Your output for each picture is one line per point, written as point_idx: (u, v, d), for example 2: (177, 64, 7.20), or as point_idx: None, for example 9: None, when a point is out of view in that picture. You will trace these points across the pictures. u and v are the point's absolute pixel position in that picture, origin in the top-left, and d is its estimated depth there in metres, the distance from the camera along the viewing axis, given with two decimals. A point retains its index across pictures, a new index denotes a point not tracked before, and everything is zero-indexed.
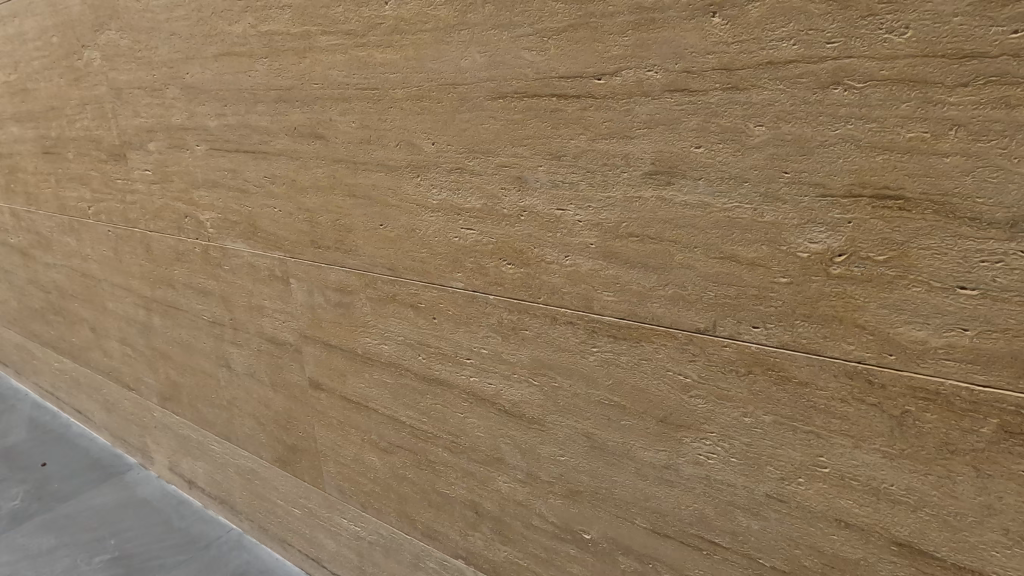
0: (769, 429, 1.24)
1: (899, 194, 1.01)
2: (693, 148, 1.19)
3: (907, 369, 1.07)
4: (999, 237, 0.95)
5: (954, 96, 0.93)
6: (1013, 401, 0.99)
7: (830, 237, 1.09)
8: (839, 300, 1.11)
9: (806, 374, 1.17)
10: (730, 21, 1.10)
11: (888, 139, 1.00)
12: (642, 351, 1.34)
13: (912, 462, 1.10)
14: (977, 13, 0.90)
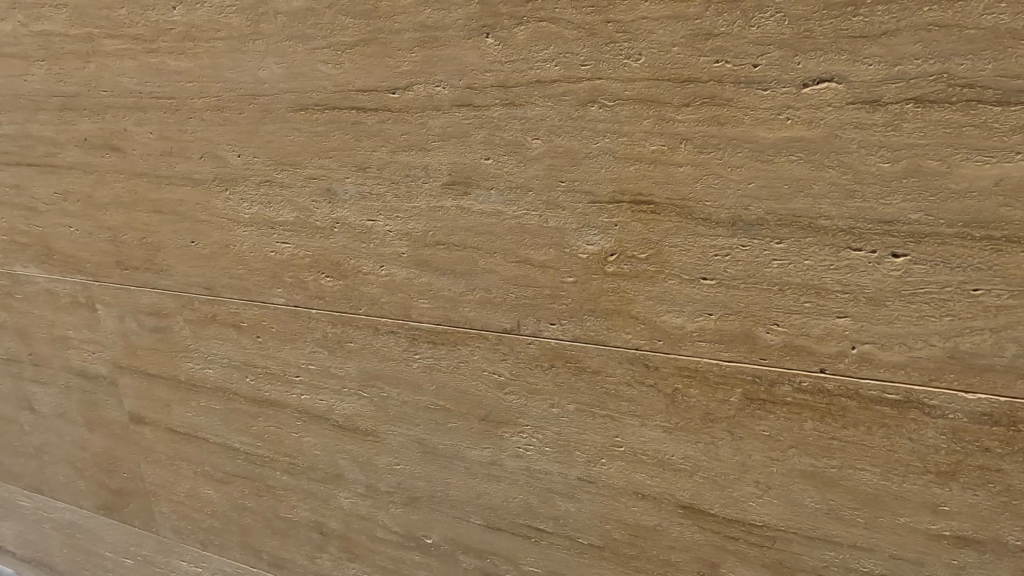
0: (573, 417, 1.35)
1: (650, 199, 1.13)
2: (483, 160, 1.23)
3: (673, 351, 1.21)
4: (726, 234, 1.10)
5: (681, 114, 1.06)
6: (750, 371, 1.16)
7: (602, 239, 1.19)
8: (615, 295, 1.22)
9: (597, 363, 1.29)
10: (501, 42, 1.14)
11: (637, 150, 1.11)
12: (460, 353, 1.42)
13: (684, 432, 1.26)
14: (690, 44, 1.02)
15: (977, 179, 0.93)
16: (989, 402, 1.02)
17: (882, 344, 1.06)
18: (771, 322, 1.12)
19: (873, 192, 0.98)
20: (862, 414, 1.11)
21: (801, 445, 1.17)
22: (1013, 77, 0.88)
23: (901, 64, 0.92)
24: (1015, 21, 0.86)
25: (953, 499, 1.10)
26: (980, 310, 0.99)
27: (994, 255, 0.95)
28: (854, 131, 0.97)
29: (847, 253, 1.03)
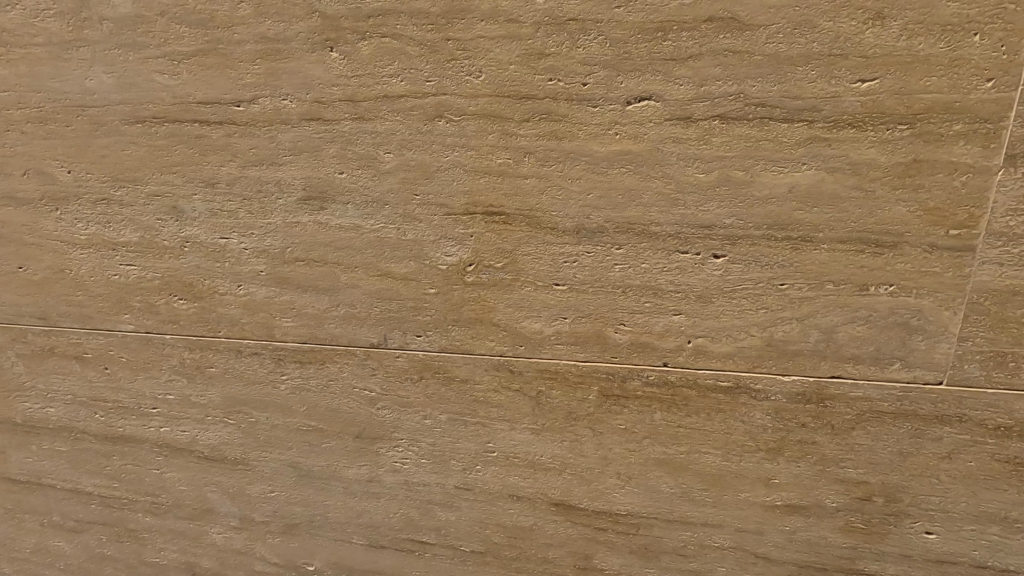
0: (446, 426, 1.36)
1: (501, 210, 1.17)
2: (337, 174, 1.22)
3: (534, 355, 1.26)
4: (572, 242, 1.16)
5: (522, 129, 1.11)
6: (604, 369, 1.24)
7: (459, 250, 1.22)
8: (477, 304, 1.25)
9: (464, 371, 1.31)
10: (346, 57, 1.14)
11: (486, 164, 1.15)
12: (328, 372, 1.38)
13: (550, 432, 1.31)
14: (524, 63, 1.07)
15: (774, 188, 1.05)
16: (801, 383, 1.16)
17: (712, 337, 1.17)
18: (618, 322, 1.20)
19: (693, 199, 1.09)
20: (701, 401, 1.22)
21: (654, 434, 1.26)
22: (794, 98, 1.00)
23: (705, 85, 1.02)
24: (791, 49, 0.98)
25: (781, 472, 1.22)
26: (787, 302, 1.11)
27: (793, 253, 1.08)
28: (673, 145, 1.07)
29: (676, 256, 1.13)
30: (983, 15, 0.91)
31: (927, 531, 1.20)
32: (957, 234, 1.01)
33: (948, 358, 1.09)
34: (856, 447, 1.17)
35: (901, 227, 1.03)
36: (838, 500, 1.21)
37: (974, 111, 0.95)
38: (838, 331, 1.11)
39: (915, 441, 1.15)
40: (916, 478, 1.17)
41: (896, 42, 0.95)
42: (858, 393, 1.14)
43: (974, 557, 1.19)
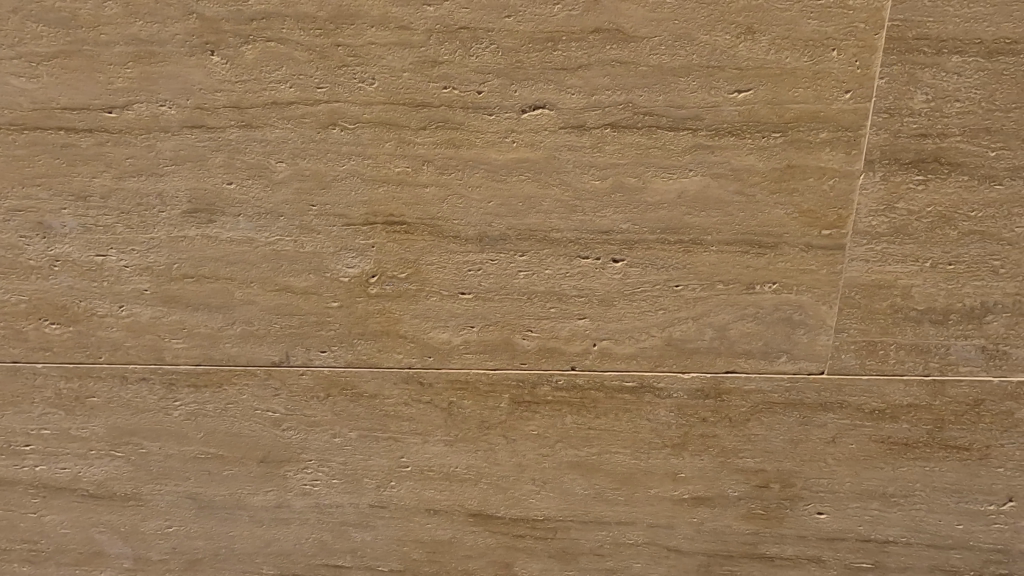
0: (357, 444, 1.31)
1: (402, 220, 1.15)
2: (225, 185, 1.15)
3: (444, 366, 1.24)
4: (475, 250, 1.16)
5: (419, 137, 1.10)
6: (515, 376, 1.24)
7: (361, 261, 1.18)
8: (382, 316, 1.22)
9: (373, 387, 1.27)
10: (229, 61, 1.08)
11: (384, 173, 1.12)
12: (227, 394, 1.30)
13: (464, 443, 1.30)
14: (418, 70, 1.06)
15: (665, 193, 1.09)
16: (700, 379, 1.21)
17: (616, 339, 1.20)
18: (525, 328, 1.20)
19: (591, 206, 1.11)
20: (609, 402, 1.24)
21: (566, 438, 1.27)
22: (679, 107, 1.04)
23: (596, 94, 1.05)
24: (673, 61, 1.02)
25: (687, 466, 1.27)
26: (683, 303, 1.16)
27: (685, 256, 1.13)
28: (568, 153, 1.09)
29: (578, 261, 1.15)
30: (840, 32, 0.99)
31: (819, 512, 1.28)
32: (828, 234, 1.09)
33: (828, 349, 1.16)
34: (752, 437, 1.24)
35: (780, 228, 1.09)
36: (739, 489, 1.28)
37: (837, 120, 1.03)
38: (730, 328, 1.17)
39: (804, 428, 1.22)
40: (806, 463, 1.24)
41: (766, 55, 1.01)
42: (751, 386, 1.20)
43: (861, 532, 1.28)
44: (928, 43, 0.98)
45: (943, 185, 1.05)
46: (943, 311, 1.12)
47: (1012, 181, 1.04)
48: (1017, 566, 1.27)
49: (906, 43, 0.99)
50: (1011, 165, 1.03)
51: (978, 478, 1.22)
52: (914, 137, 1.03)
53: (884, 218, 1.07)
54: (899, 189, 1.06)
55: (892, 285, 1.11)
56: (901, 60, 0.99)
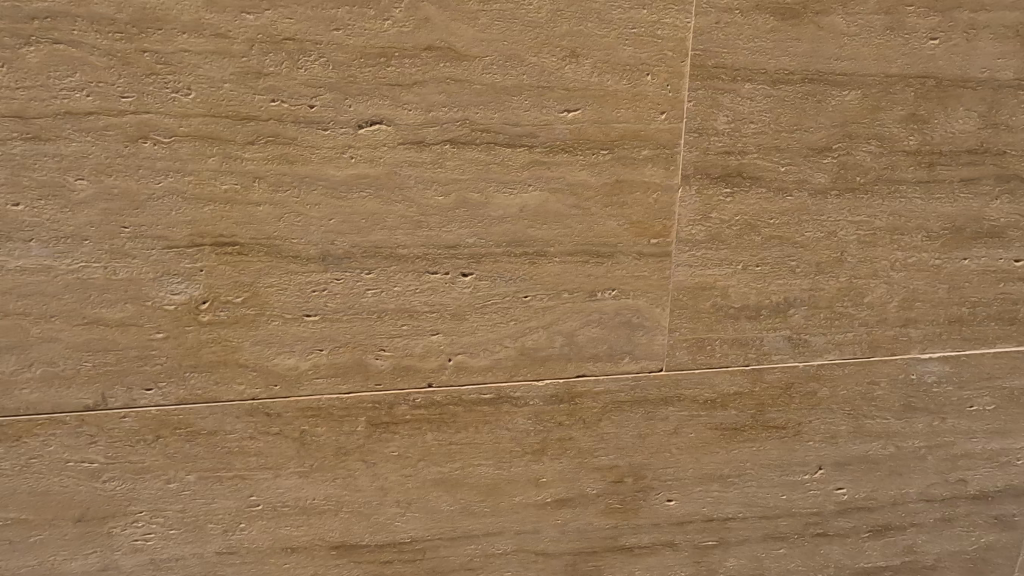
0: (196, 487, 1.19)
1: (234, 240, 1.07)
2: (10, 206, 0.99)
3: (292, 394, 1.17)
4: (319, 270, 1.10)
5: (247, 152, 1.03)
6: (370, 398, 1.20)
7: (188, 287, 1.08)
8: (217, 345, 1.12)
9: (211, 423, 1.16)
10: (6, 64, 0.95)
11: (208, 190, 1.04)
12: (28, 448, 1.12)
13: (320, 473, 1.23)
14: (241, 81, 1.00)
15: (508, 208, 1.13)
16: (553, 385, 1.25)
17: (471, 352, 1.21)
18: (378, 348, 1.17)
19: (436, 221, 1.11)
20: (469, 416, 1.24)
21: (428, 456, 1.26)
22: (514, 125, 1.08)
23: (433, 111, 1.06)
24: (505, 80, 1.06)
25: (547, 470, 1.31)
26: (532, 313, 1.20)
27: (531, 267, 1.17)
28: (409, 168, 1.08)
29: (426, 277, 1.14)
30: (652, 58, 1.08)
31: (668, 499, 1.38)
32: (657, 242, 1.19)
33: (664, 347, 1.26)
34: (604, 435, 1.31)
35: (614, 239, 1.17)
36: (597, 486, 1.34)
37: (656, 138, 1.12)
38: (577, 334, 1.23)
39: (649, 422, 1.31)
40: (654, 455, 1.34)
41: (590, 78, 1.08)
42: (600, 388, 1.27)
43: (705, 513, 1.40)
44: (724, 71, 1.11)
45: (746, 196, 1.18)
46: (756, 307, 1.26)
47: (800, 191, 1.19)
48: (830, 525, 1.46)
49: (707, 71, 1.10)
50: (798, 178, 1.19)
51: (795, 452, 1.39)
52: (720, 154, 1.15)
53: (702, 227, 1.19)
54: (712, 200, 1.18)
55: (713, 286, 1.24)
56: (704, 85, 1.11)
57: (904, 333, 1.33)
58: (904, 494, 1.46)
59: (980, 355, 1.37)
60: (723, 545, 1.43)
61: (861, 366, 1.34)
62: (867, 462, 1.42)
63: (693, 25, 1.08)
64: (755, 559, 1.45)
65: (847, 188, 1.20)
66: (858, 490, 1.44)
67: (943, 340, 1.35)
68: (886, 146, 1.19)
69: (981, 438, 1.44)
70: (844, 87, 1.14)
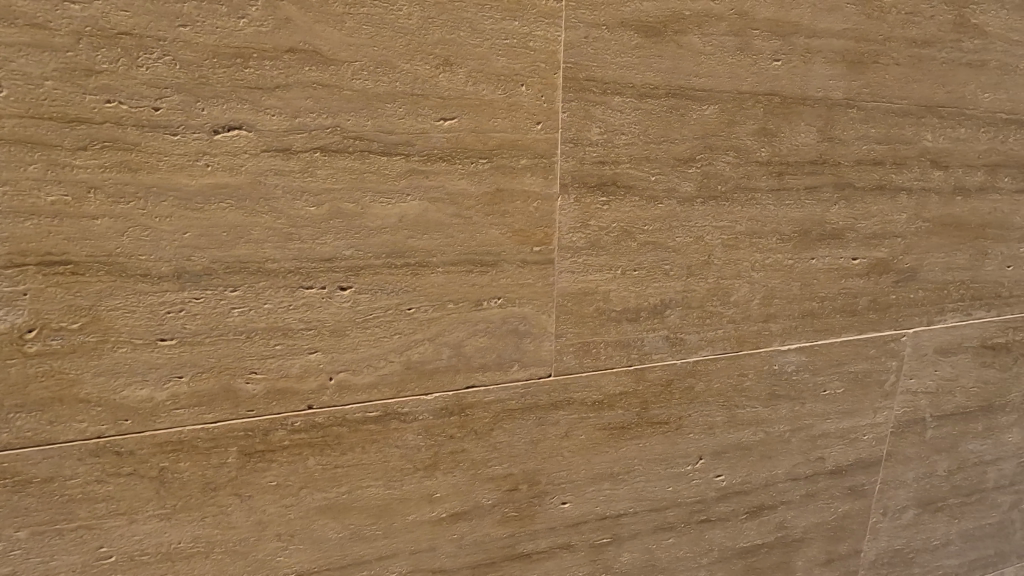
0: (30, 545, 1.03)
1: (66, 259, 0.94)
2: None
3: (147, 429, 1.05)
4: (174, 289, 1.00)
5: (79, 158, 0.91)
6: (242, 426, 1.10)
7: (9, 313, 0.93)
8: (49, 379, 0.98)
9: (46, 469, 1.01)
10: None
11: (30, 203, 0.90)
12: None
13: (186, 513, 1.11)
14: (67, 79, 0.88)
15: (386, 218, 1.09)
16: (442, 398, 1.23)
17: (354, 369, 1.15)
18: (248, 371, 1.08)
19: (308, 233, 1.05)
20: (354, 436, 1.19)
21: (310, 483, 1.18)
22: (389, 133, 1.05)
23: (299, 117, 1.00)
24: (377, 87, 1.02)
25: (441, 485, 1.28)
26: (417, 325, 1.17)
27: (414, 279, 1.14)
28: (275, 177, 1.01)
29: (301, 292, 1.07)
30: (525, 69, 1.10)
31: (563, 501, 1.40)
32: (539, 250, 1.20)
33: (552, 353, 1.28)
34: (497, 445, 1.30)
35: (497, 247, 1.17)
36: (492, 496, 1.33)
37: (533, 148, 1.14)
38: (465, 345, 1.21)
39: (540, 428, 1.33)
40: (547, 460, 1.35)
41: (464, 87, 1.07)
42: (490, 397, 1.26)
43: (599, 511, 1.44)
44: (595, 84, 1.15)
45: (621, 204, 1.23)
46: (635, 310, 1.32)
47: (670, 199, 1.27)
48: (712, 510, 1.56)
49: (579, 83, 1.14)
50: (668, 187, 1.26)
51: (678, 445, 1.46)
52: (595, 164, 1.19)
53: (581, 234, 1.22)
54: (590, 208, 1.21)
55: (595, 291, 1.27)
56: (576, 97, 1.14)
57: (766, 327, 1.45)
58: (774, 475, 1.60)
59: (830, 344, 1.53)
60: (616, 541, 1.48)
61: (731, 360, 1.44)
62: (742, 449, 1.53)
63: (563, 39, 1.11)
64: (646, 551, 1.52)
65: (710, 195, 1.29)
66: (735, 475, 1.55)
67: (799, 332, 1.48)
68: (742, 157, 1.29)
69: (834, 419, 1.61)
70: (704, 103, 1.23)
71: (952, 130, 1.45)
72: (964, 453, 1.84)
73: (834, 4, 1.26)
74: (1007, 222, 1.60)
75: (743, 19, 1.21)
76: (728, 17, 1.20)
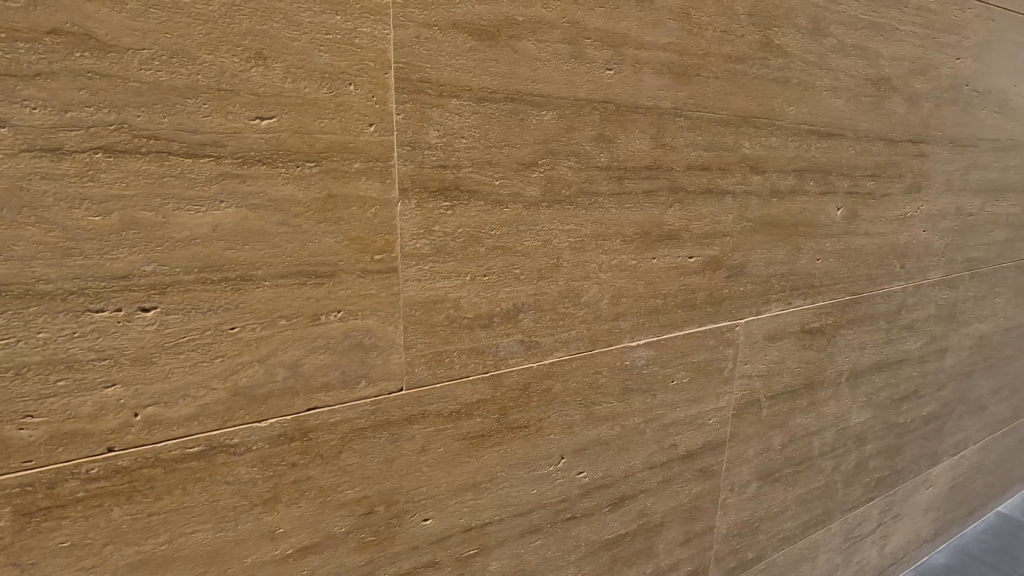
0: None
1: None
2: None
3: None
4: None
5: None
6: (17, 481, 0.92)
7: None
8: None
9: None
10: None
11: None
12: None
13: None
14: None
15: (194, 228, 0.96)
16: (279, 425, 1.11)
17: (165, 402, 1.01)
18: (21, 415, 0.90)
19: (94, 248, 0.90)
20: (171, 478, 1.04)
21: (117, 537, 1.02)
22: (192, 132, 0.93)
23: (71, 111, 0.85)
24: (173, 79, 0.90)
25: (284, 519, 1.17)
26: (244, 346, 1.05)
27: (236, 295, 1.02)
28: (43, 182, 0.85)
29: (89, 316, 0.92)
30: (352, 67, 1.03)
31: (425, 518, 1.34)
32: (380, 258, 1.14)
33: (402, 366, 1.22)
34: (347, 468, 1.21)
35: (333, 257, 1.09)
36: (345, 524, 1.24)
37: (367, 150, 1.08)
38: (303, 364, 1.11)
39: (395, 445, 1.26)
40: (404, 477, 1.29)
41: (282, 84, 0.98)
42: (336, 418, 1.17)
43: (463, 523, 1.41)
44: (430, 86, 1.11)
45: (466, 209, 1.21)
46: (487, 316, 1.30)
47: (515, 204, 1.27)
48: (577, 507, 1.59)
49: (413, 84, 1.09)
50: (512, 191, 1.26)
51: (539, 447, 1.47)
52: (436, 168, 1.16)
53: (425, 240, 1.18)
54: (432, 214, 1.18)
55: (444, 299, 1.24)
56: (411, 99, 1.10)
57: (616, 325, 1.51)
58: (633, 465, 1.67)
59: (674, 337, 1.63)
60: (484, 551, 1.46)
61: (585, 359, 1.48)
62: (601, 444, 1.58)
63: (392, 37, 1.06)
64: (515, 557, 1.51)
65: (555, 199, 1.32)
66: (596, 471, 1.60)
67: (646, 328, 1.56)
68: (582, 162, 1.33)
69: (683, 407, 1.72)
70: (542, 108, 1.25)
71: (766, 139, 1.62)
72: (794, 427, 2.06)
73: (657, 19, 1.34)
74: (814, 221, 1.82)
75: (575, 27, 1.24)
76: (561, 25, 1.22)
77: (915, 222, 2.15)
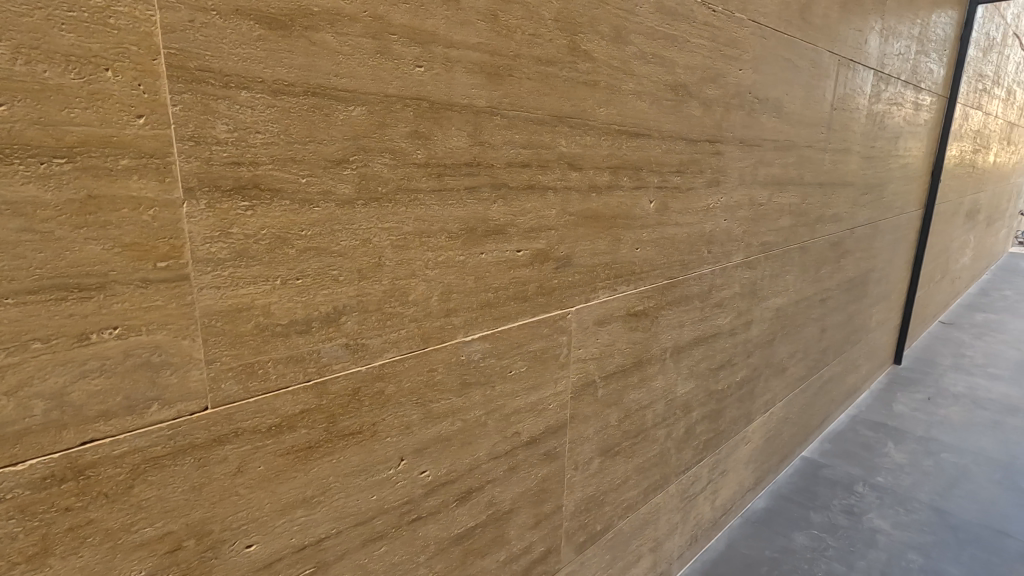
0: None
1: None
2: None
3: None
4: None
5: None
6: None
7: None
8: None
9: None
10: None
11: None
12: None
13: None
14: None
15: None
16: (43, 466, 0.95)
17: None
18: None
19: None
20: None
21: None
22: None
23: None
24: None
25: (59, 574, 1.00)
26: None
27: None
28: None
29: None
30: (108, 51, 0.91)
31: (247, 544, 1.24)
32: (165, 265, 1.02)
33: (204, 382, 1.11)
34: (143, 504, 1.07)
35: (101, 267, 0.96)
36: (145, 566, 1.10)
37: (136, 145, 0.96)
38: (71, 393, 0.96)
39: (203, 470, 1.14)
40: (217, 504, 1.18)
41: (11, 66, 0.84)
42: (122, 450, 1.03)
43: (295, 543, 1.32)
44: (212, 76, 1.02)
45: (268, 209, 1.14)
46: (304, 321, 1.24)
47: (326, 202, 1.21)
48: (422, 507, 1.58)
49: (190, 74, 1.00)
50: (322, 190, 1.20)
51: (375, 452, 1.43)
52: (227, 165, 1.07)
53: (222, 244, 1.09)
54: (227, 215, 1.08)
55: (250, 306, 1.15)
56: (189, 89, 1.00)
57: (448, 321, 1.52)
58: (477, 458, 1.70)
59: (508, 329, 1.68)
60: (322, 568, 1.38)
61: (419, 357, 1.47)
62: (442, 441, 1.58)
63: (159, 20, 0.95)
64: (359, 568, 1.46)
65: (371, 197, 1.28)
66: (439, 468, 1.60)
67: (479, 322, 1.60)
68: (398, 159, 1.31)
69: (522, 395, 1.78)
70: (349, 103, 1.21)
71: (580, 138, 1.73)
72: (628, 403, 2.24)
73: (465, 19, 1.37)
74: (630, 213, 1.99)
75: (378, 22, 1.22)
76: (362, 19, 1.19)
77: (717, 212, 2.45)
